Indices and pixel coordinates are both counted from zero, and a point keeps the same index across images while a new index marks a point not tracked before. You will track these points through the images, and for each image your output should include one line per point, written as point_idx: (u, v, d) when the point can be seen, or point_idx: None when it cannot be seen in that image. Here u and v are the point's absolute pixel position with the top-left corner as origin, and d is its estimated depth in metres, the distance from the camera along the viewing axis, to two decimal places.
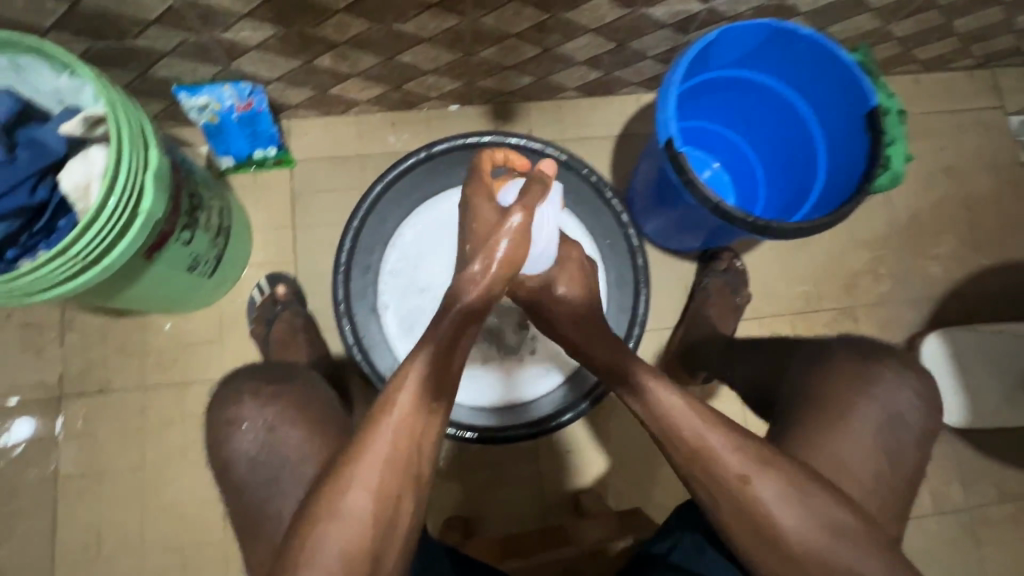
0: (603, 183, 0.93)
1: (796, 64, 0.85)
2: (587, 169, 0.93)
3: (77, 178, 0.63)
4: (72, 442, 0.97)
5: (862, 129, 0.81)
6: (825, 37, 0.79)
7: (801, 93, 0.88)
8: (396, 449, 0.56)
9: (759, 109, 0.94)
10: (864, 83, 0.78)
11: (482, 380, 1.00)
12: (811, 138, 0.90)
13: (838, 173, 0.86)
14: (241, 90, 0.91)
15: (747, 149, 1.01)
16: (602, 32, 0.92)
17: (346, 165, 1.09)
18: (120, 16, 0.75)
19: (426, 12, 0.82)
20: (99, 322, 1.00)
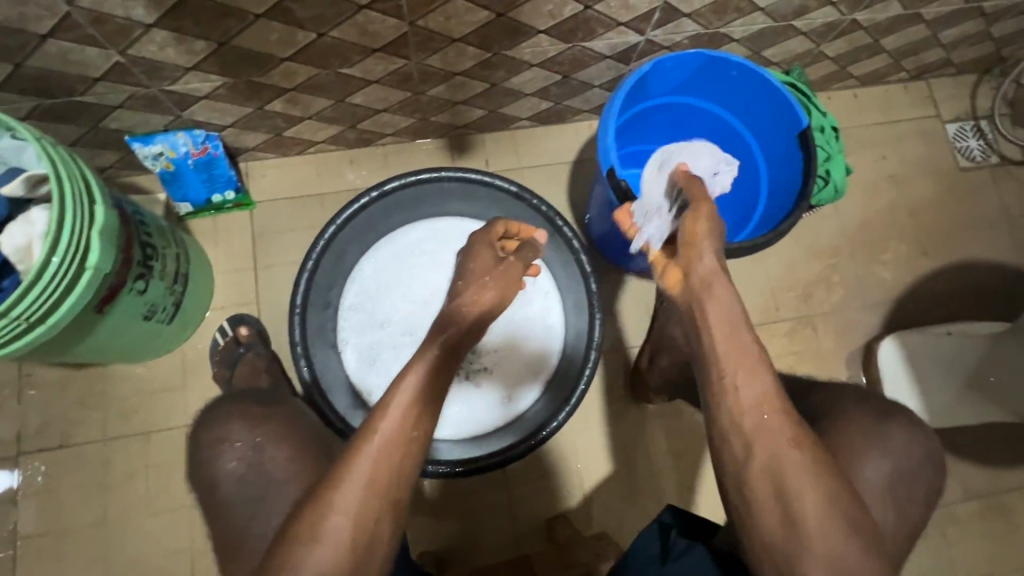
0: (554, 213, 0.92)
1: (732, 88, 0.88)
2: (536, 199, 0.91)
3: (18, 240, 0.63)
4: (34, 499, 0.95)
5: (797, 148, 0.85)
6: (754, 64, 0.82)
7: (740, 115, 0.92)
8: (377, 468, 0.57)
9: (702, 131, 0.98)
10: (795, 105, 0.82)
11: (465, 416, 0.98)
12: (752, 157, 0.94)
13: (780, 190, 0.89)
14: (195, 137, 0.93)
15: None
16: (546, 66, 0.96)
17: (306, 203, 1.10)
18: (65, 75, 0.77)
19: (371, 56, 0.84)
20: (58, 375, 0.98)
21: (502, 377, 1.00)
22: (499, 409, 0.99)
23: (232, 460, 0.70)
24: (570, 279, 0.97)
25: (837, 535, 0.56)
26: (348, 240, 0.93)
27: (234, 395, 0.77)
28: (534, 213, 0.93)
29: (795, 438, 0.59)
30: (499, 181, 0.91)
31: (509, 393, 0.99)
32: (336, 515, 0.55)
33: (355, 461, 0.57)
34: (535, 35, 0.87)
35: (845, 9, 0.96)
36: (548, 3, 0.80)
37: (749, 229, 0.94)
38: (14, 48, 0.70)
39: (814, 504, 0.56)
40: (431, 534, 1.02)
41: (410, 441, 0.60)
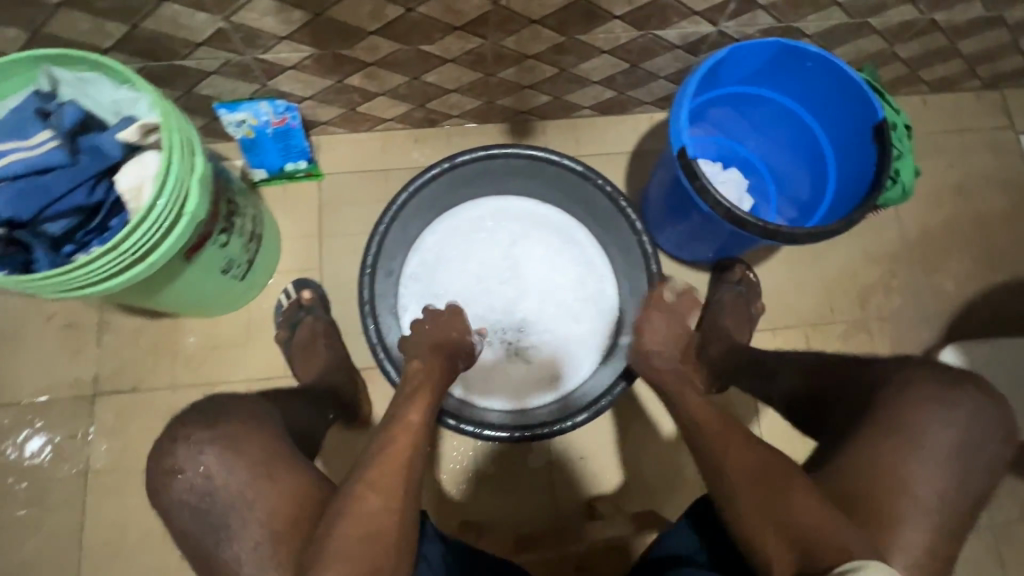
0: (618, 193, 0.92)
1: (805, 79, 0.88)
2: (602, 179, 0.93)
3: (133, 182, 0.69)
4: (104, 438, 1.01)
5: (871, 142, 0.84)
6: (832, 54, 0.82)
7: (810, 108, 0.92)
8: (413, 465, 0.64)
9: (768, 123, 0.98)
10: (873, 96, 0.82)
11: (512, 389, 1.00)
12: (821, 150, 0.94)
13: (850, 182, 0.89)
14: (276, 107, 0.97)
15: (759, 162, 1.04)
16: (616, 53, 0.97)
17: (371, 178, 1.14)
18: (172, 38, 0.82)
19: (451, 34, 0.88)
20: (134, 324, 1.05)
21: (539, 351, 1.01)
22: (535, 383, 1.00)
23: (184, 487, 0.67)
24: (629, 265, 0.99)
25: (796, 523, 0.58)
26: (416, 210, 0.96)
27: (199, 403, 0.73)
28: (599, 193, 0.95)
29: (738, 446, 0.67)
30: (567, 161, 0.93)
31: (547, 371, 1.01)
32: (374, 495, 0.60)
33: (388, 453, 0.64)
34: (610, 21, 0.89)
35: (924, 8, 0.95)
36: None
37: (814, 222, 0.94)
38: (133, 9, 0.76)
39: (761, 502, 0.61)
40: (465, 502, 1.04)
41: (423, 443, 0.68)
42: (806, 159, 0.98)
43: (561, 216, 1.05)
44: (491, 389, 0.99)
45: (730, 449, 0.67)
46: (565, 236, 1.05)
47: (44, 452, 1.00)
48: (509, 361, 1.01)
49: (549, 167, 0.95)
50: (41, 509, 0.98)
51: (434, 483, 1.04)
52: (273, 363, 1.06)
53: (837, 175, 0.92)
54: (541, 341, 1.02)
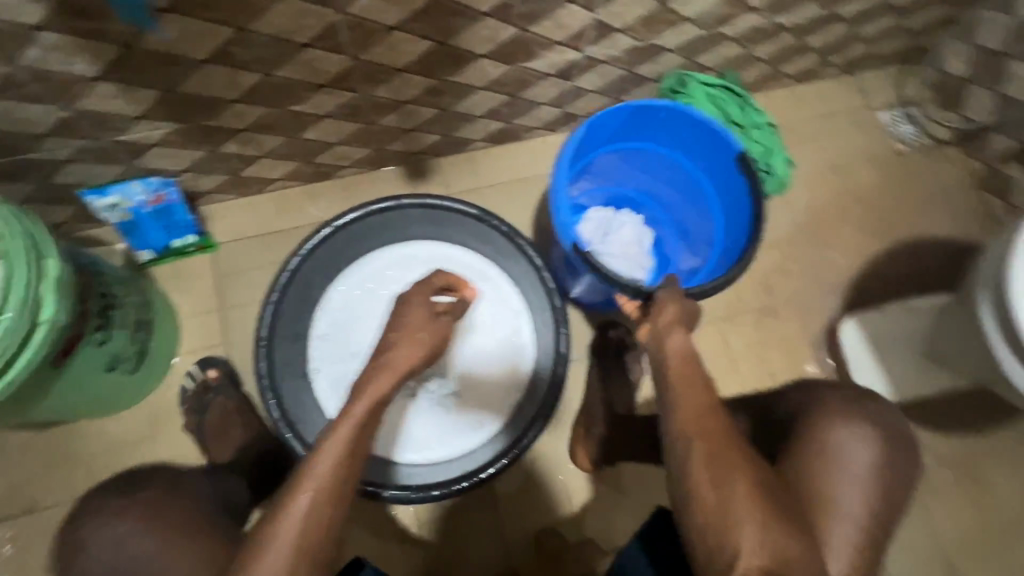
0: (514, 231, 0.97)
1: (666, 126, 0.96)
2: (497, 220, 0.97)
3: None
4: (3, 567, 0.92)
5: (738, 172, 0.93)
6: (677, 104, 0.92)
7: (680, 150, 1.00)
8: (305, 531, 0.57)
9: (649, 170, 1.05)
10: (724, 132, 0.91)
11: (439, 439, 0.98)
12: (701, 188, 1.01)
13: (736, 210, 0.95)
14: (150, 184, 0.92)
15: (653, 206, 1.10)
16: (492, 88, 0.99)
17: (269, 241, 1.10)
18: (11, 134, 0.77)
19: (319, 92, 0.87)
20: (22, 438, 0.96)
21: (467, 393, 1.00)
22: (465, 426, 0.99)
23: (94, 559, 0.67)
24: (536, 299, 1.00)
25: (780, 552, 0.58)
26: (318, 268, 0.96)
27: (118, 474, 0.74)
28: (496, 233, 0.98)
29: (724, 434, 0.63)
30: (462, 205, 0.96)
31: (476, 413, 1.00)
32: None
33: (280, 517, 0.57)
34: (477, 60, 0.90)
35: (767, 14, 1.02)
36: (484, 27, 0.83)
37: (718, 256, 0.98)
38: None
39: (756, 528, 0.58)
40: (412, 562, 1.01)
41: (336, 498, 0.60)
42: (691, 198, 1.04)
43: (468, 258, 1.03)
44: (417, 445, 0.98)
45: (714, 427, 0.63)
46: (479, 276, 1.03)
47: None
48: (431, 411, 1.00)
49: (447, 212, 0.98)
50: None
51: (381, 549, 1.01)
52: (187, 454, 0.99)
53: (721, 206, 0.99)
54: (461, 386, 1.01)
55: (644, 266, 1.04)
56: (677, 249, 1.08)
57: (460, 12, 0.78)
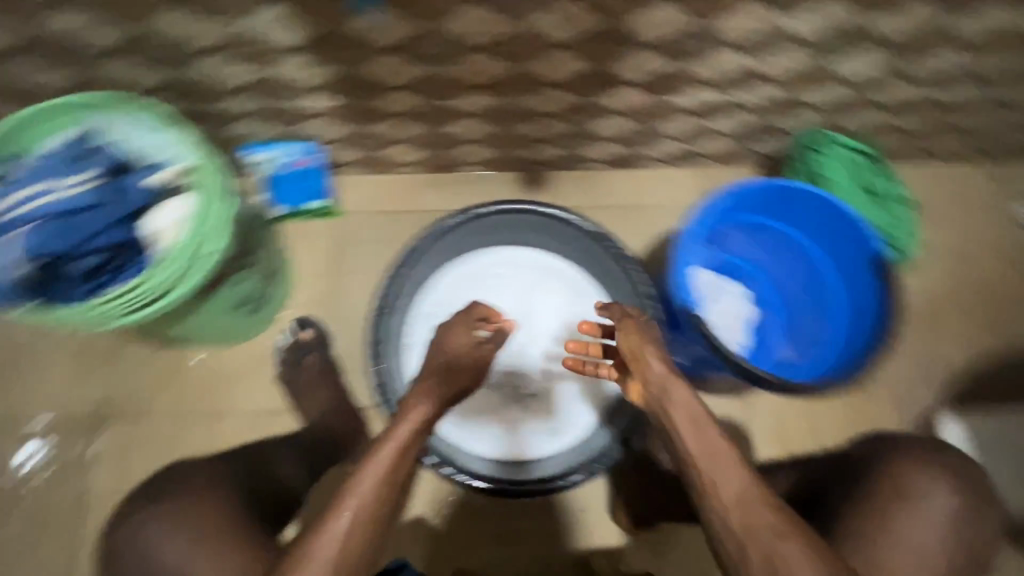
0: (623, 254, 0.98)
1: (804, 213, 0.95)
2: (610, 242, 0.99)
3: (166, 240, 0.72)
4: (108, 463, 1.02)
5: (871, 274, 0.92)
6: (823, 193, 0.90)
7: (810, 237, 0.99)
8: (346, 548, 0.63)
9: (772, 248, 1.03)
10: (867, 233, 0.89)
11: (494, 431, 1.02)
12: (822, 276, 1.00)
13: (859, 307, 0.95)
14: (301, 148, 1.04)
15: (766, 285, 1.06)
16: (629, 115, 1.01)
17: (387, 218, 1.17)
18: (212, 85, 0.87)
19: (474, 91, 0.92)
20: (145, 351, 1.06)
21: (542, 394, 1.03)
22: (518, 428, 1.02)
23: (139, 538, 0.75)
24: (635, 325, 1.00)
25: None
26: (436, 255, 1.02)
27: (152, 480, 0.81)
28: (606, 255, 1.01)
29: (780, 530, 0.63)
30: (580, 221, 0.99)
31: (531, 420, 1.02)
32: None
33: (321, 532, 0.63)
34: (626, 87, 0.93)
35: (926, 86, 0.99)
36: (642, 58, 0.86)
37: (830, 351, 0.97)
38: (179, 58, 0.81)
39: None
40: (460, 551, 1.04)
41: (377, 517, 0.67)
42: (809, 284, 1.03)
43: (572, 271, 1.04)
44: (470, 426, 1.01)
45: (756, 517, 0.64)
46: (572, 289, 1.04)
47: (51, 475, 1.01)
48: (493, 400, 1.03)
49: (562, 226, 1.02)
50: (42, 528, 0.99)
51: (434, 531, 1.04)
52: (278, 397, 1.07)
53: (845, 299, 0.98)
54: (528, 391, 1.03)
55: (745, 345, 1.01)
56: (783, 333, 1.03)
57: (626, 42, 0.82)
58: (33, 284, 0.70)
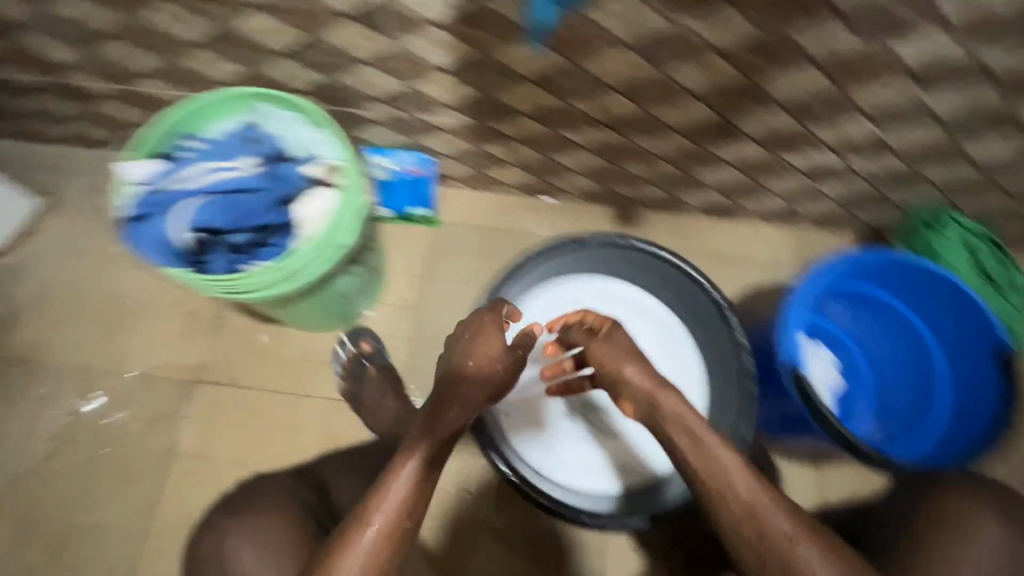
0: (727, 304, 0.94)
1: (920, 288, 0.91)
2: (714, 289, 0.95)
3: (310, 231, 0.78)
4: (194, 425, 1.08)
5: (990, 362, 0.87)
6: (948, 273, 0.86)
7: (920, 313, 0.95)
8: (369, 559, 0.65)
9: (875, 318, 1.00)
10: (992, 319, 0.85)
11: (548, 440, 1.00)
12: (929, 355, 0.96)
13: (971, 393, 0.90)
14: (416, 157, 1.10)
15: (855, 349, 1.03)
16: (740, 167, 1.02)
17: (481, 233, 1.21)
18: (357, 92, 0.94)
19: (595, 127, 0.96)
20: (244, 324, 1.13)
21: (607, 432, 1.01)
22: (573, 450, 1.00)
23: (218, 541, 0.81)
24: (725, 376, 0.96)
25: None
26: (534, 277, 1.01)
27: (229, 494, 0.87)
28: (706, 301, 0.97)
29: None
30: (683, 263, 0.96)
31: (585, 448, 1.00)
32: None
33: (346, 549, 0.65)
34: (745, 141, 0.94)
35: None
36: (769, 116, 0.87)
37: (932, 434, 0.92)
38: (338, 66, 0.88)
39: None
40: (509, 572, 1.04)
41: (405, 529, 0.68)
42: (907, 357, 0.99)
43: (664, 311, 1.02)
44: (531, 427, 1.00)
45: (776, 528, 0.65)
46: (662, 331, 1.02)
47: (144, 427, 1.08)
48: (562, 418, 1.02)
49: (662, 265, 0.99)
50: (127, 476, 1.05)
51: (486, 547, 1.05)
52: None
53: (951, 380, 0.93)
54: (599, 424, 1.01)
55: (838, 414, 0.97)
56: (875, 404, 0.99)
57: (758, 98, 0.83)
58: (190, 250, 0.77)
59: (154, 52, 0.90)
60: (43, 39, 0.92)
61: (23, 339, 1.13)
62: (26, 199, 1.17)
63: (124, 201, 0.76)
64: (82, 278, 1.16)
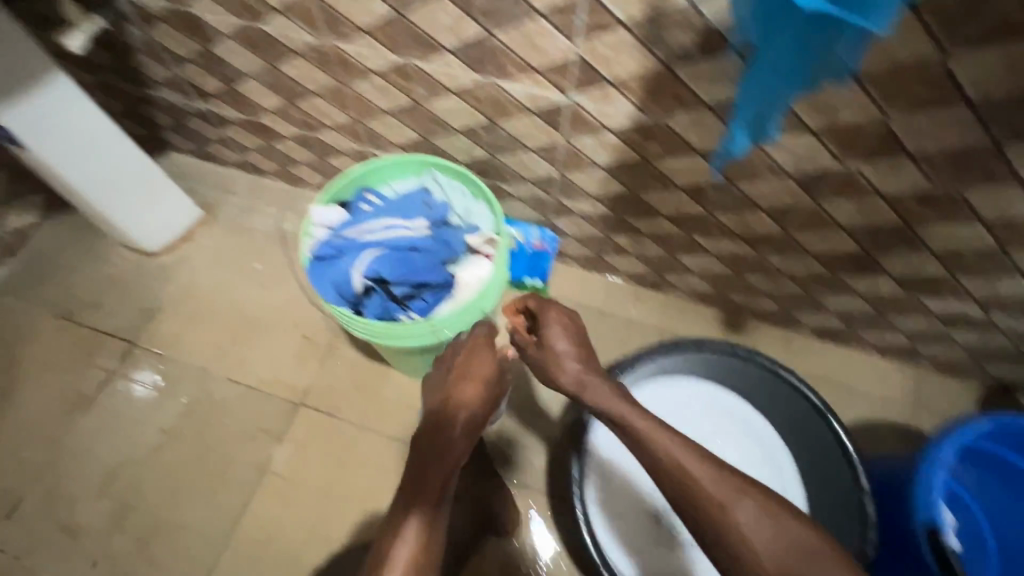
0: (852, 446, 0.89)
1: None
2: (838, 423, 0.91)
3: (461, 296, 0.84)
4: (290, 445, 1.13)
5: None
6: None
7: None
8: None
9: (1011, 489, 0.92)
10: None
11: (618, 527, 0.98)
12: None
13: None
14: (542, 233, 1.17)
15: (978, 513, 0.93)
16: (869, 299, 1.01)
17: (586, 312, 1.24)
18: (511, 172, 1.03)
19: (730, 238, 0.98)
20: (352, 358, 1.19)
21: (674, 545, 0.98)
22: (636, 545, 0.97)
23: None
24: (834, 517, 0.92)
25: None
26: (649, 373, 1.02)
27: None
28: (830, 436, 0.92)
29: None
30: (808, 390, 0.93)
31: (648, 548, 0.97)
32: None
33: None
34: (882, 276, 0.93)
35: None
36: (917, 259, 0.87)
37: None
38: (504, 146, 0.97)
39: None
40: None
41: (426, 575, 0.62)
42: None
43: (770, 433, 1.01)
44: (607, 507, 0.99)
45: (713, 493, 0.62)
46: (765, 451, 1.01)
47: (245, 438, 1.14)
48: (634, 514, 0.99)
49: (785, 387, 0.96)
50: (221, 483, 1.10)
51: None
52: None
53: None
54: (667, 533, 0.98)
55: None
56: None
57: (909, 240, 0.84)
58: (354, 294, 0.84)
59: (347, 110, 1.03)
60: (257, 87, 1.06)
61: (158, 334, 1.23)
62: (193, 211, 1.31)
63: (308, 240, 0.86)
64: (220, 286, 1.28)
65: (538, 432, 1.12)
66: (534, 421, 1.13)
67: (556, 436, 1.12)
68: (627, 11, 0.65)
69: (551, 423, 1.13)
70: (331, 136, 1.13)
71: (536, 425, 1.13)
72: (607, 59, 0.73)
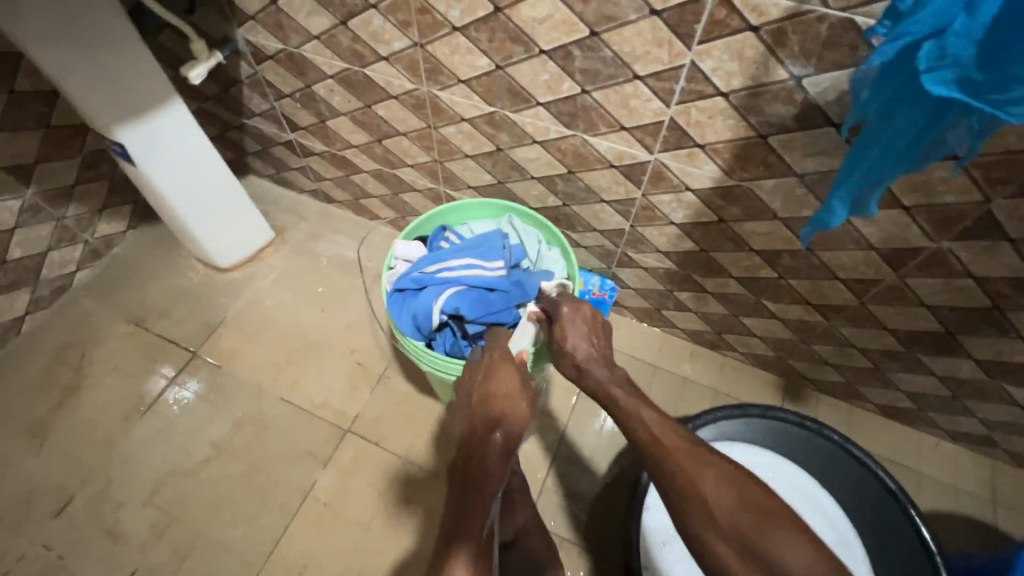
0: (930, 542, 0.84)
1: None
2: (915, 512, 0.86)
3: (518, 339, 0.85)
4: (333, 472, 1.13)
5: None
6: None
7: None
8: None
9: None
10: None
11: None
12: None
13: None
14: (603, 283, 1.14)
15: None
16: (946, 380, 0.96)
17: (639, 365, 1.22)
18: (581, 221, 1.05)
19: (799, 304, 0.97)
20: (403, 390, 1.21)
21: None
22: None
23: None
24: None
25: None
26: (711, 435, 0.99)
27: None
28: (909, 531, 0.87)
29: None
30: (883, 473, 0.89)
31: None
32: None
33: None
34: (964, 358, 0.89)
35: None
36: (1006, 345, 0.83)
37: None
38: (579, 197, 1.00)
39: None
40: None
41: None
42: None
43: (838, 512, 0.96)
44: None
45: (692, 486, 0.61)
46: (832, 530, 0.96)
47: (291, 459, 1.14)
48: None
49: (858, 467, 0.92)
50: (263, 502, 1.10)
51: None
52: None
53: None
54: None
55: None
56: None
57: (998, 323, 0.80)
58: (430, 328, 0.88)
59: (429, 151, 1.08)
60: (347, 124, 1.13)
61: (219, 348, 1.27)
62: (267, 232, 1.37)
63: (389, 269, 0.94)
64: (282, 307, 1.32)
65: (586, 487, 1.09)
66: (582, 475, 1.10)
67: (603, 493, 1.09)
68: (727, 80, 0.69)
69: (599, 479, 1.10)
70: (408, 174, 1.19)
71: (583, 479, 1.10)
72: (699, 124, 0.75)
